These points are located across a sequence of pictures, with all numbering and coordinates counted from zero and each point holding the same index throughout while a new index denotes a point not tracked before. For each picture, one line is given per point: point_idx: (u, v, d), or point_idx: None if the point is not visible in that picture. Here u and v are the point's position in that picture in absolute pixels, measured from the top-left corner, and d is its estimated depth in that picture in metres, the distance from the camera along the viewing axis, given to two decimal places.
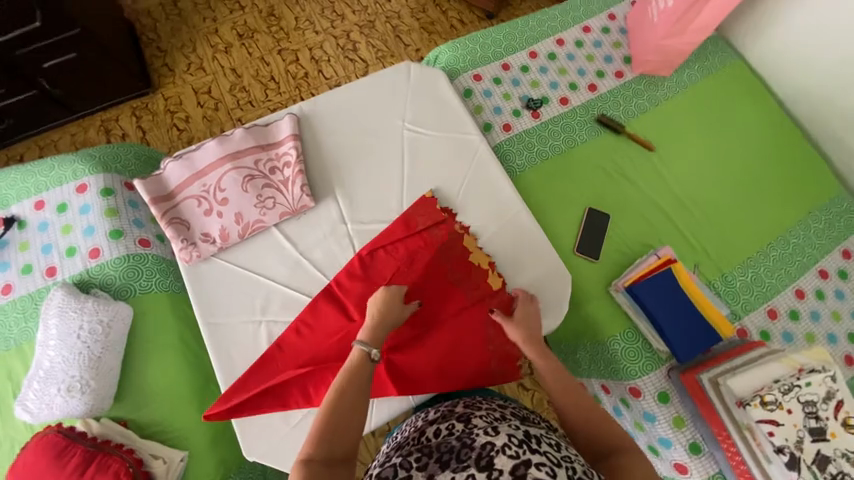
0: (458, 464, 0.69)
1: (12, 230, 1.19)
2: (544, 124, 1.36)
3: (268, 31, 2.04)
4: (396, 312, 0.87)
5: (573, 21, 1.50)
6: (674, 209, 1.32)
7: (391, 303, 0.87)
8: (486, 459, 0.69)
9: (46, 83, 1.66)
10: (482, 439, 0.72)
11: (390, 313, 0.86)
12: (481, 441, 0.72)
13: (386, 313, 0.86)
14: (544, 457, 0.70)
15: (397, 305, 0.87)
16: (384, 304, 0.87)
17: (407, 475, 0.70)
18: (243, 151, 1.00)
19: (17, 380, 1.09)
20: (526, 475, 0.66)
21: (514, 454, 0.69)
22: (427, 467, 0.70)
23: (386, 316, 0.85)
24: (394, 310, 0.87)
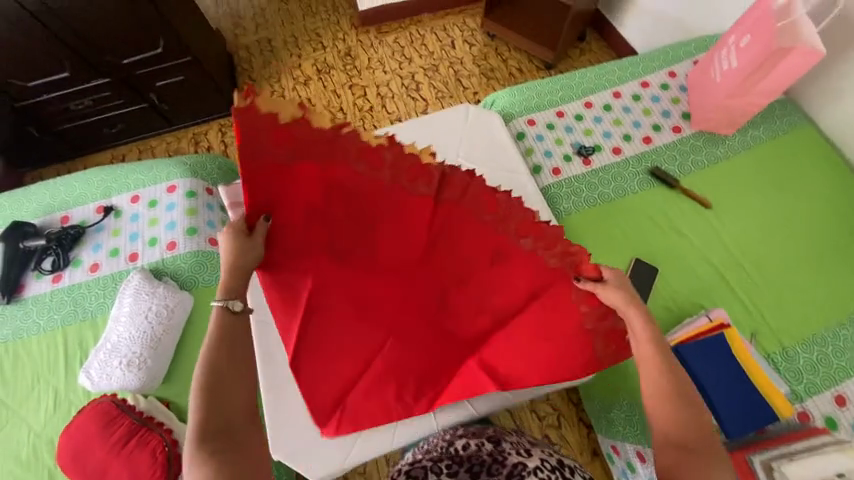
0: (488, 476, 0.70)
1: (110, 217, 1.39)
2: (595, 171, 1.38)
3: (343, 68, 2.28)
4: (245, 251, 0.81)
5: (631, 76, 1.54)
6: (729, 270, 1.26)
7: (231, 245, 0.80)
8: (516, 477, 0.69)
9: (155, 98, 1.96)
10: (514, 458, 0.73)
11: (237, 253, 0.80)
12: (513, 460, 0.72)
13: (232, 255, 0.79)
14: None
15: (239, 244, 0.81)
16: (233, 245, 0.80)
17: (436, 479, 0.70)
18: None
19: (87, 348, 1.22)
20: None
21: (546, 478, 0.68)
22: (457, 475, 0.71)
23: (233, 257, 0.79)
24: (239, 249, 0.80)
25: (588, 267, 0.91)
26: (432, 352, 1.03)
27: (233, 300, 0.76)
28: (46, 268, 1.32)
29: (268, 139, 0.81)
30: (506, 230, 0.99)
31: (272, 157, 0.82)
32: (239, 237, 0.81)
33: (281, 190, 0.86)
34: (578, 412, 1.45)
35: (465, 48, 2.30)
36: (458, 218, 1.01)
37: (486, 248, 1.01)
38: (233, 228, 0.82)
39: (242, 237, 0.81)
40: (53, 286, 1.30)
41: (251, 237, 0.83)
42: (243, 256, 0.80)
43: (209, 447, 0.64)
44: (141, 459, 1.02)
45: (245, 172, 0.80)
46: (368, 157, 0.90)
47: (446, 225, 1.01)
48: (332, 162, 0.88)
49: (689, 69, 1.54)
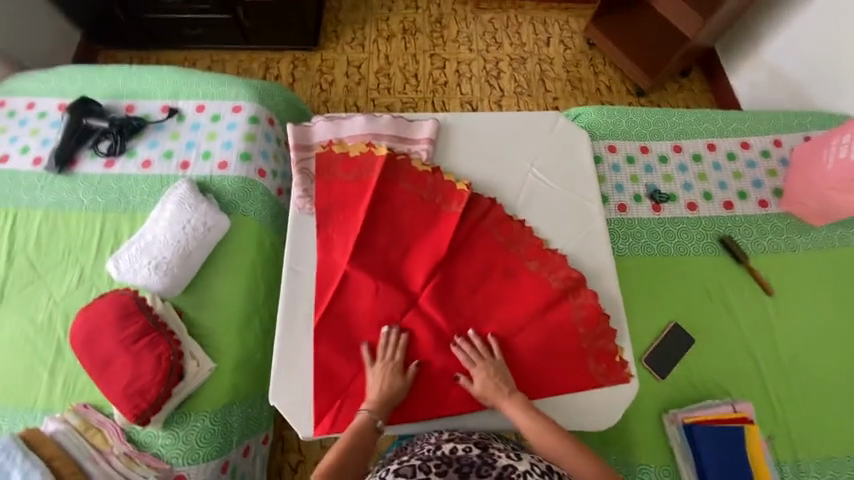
0: None
1: (172, 120, 1.39)
2: (662, 220, 1.30)
3: (429, 34, 2.19)
4: (393, 384, 0.84)
5: (733, 132, 1.41)
6: (768, 364, 1.18)
7: (384, 373, 0.85)
8: None
9: (241, 13, 1.95)
10: (504, 460, 0.68)
11: (389, 383, 0.84)
12: (503, 462, 0.68)
13: (382, 384, 0.84)
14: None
15: (393, 377, 0.85)
16: (383, 372, 0.85)
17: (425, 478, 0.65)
18: (382, 135, 1.04)
19: (120, 239, 1.26)
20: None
21: None
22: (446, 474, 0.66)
23: (384, 385, 0.84)
24: (391, 380, 0.84)
25: (587, 293, 0.92)
26: (433, 339, 0.90)
27: (375, 420, 0.82)
28: (102, 150, 1.35)
29: (338, 168, 1.00)
30: (521, 245, 0.96)
31: (340, 177, 0.98)
32: (393, 369, 0.85)
33: (339, 199, 0.97)
34: None
35: (559, 49, 2.16)
36: (486, 226, 0.97)
37: (504, 260, 0.95)
38: (384, 356, 0.87)
39: (397, 370, 0.85)
40: (104, 170, 1.33)
41: (405, 376, 0.86)
42: (391, 386, 0.84)
43: None
44: (146, 360, 1.06)
45: (320, 184, 0.98)
46: (414, 177, 0.99)
47: (468, 223, 0.97)
48: (382, 177, 0.98)
49: (798, 143, 1.40)
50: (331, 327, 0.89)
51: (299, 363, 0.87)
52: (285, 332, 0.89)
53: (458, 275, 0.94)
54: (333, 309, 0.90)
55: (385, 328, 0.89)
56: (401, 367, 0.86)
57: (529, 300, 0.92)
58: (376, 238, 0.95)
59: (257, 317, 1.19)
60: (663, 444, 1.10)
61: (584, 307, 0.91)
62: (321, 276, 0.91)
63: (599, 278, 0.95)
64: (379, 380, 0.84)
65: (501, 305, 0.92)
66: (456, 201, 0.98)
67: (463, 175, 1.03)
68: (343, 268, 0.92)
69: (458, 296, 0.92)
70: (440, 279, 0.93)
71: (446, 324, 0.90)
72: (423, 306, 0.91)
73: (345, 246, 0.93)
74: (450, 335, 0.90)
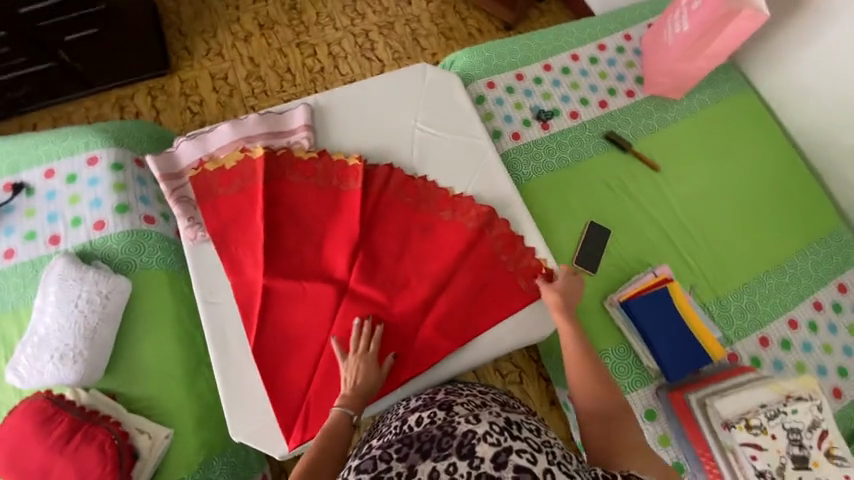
0: (439, 453, 0.64)
1: (20, 196, 1.21)
2: (553, 136, 1.38)
3: (288, 24, 2.07)
4: (368, 377, 0.82)
5: (589, 38, 1.52)
6: (674, 229, 1.33)
7: (358, 367, 0.82)
8: (467, 448, 0.63)
9: (67, 56, 1.73)
10: (463, 427, 0.66)
11: (363, 375, 0.81)
12: (462, 429, 0.65)
13: (356, 378, 0.81)
14: (526, 443, 0.64)
15: (367, 371, 0.82)
16: (356, 364, 0.82)
17: (387, 467, 0.64)
18: (254, 136, 0.98)
19: (10, 344, 1.09)
20: (507, 463, 0.61)
21: (496, 442, 0.63)
22: (407, 457, 0.65)
23: (356, 379, 0.81)
24: (365, 374, 0.82)
25: (500, 223, 0.97)
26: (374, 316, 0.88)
27: (351, 414, 0.77)
28: None
29: (219, 185, 0.94)
30: (428, 200, 0.98)
31: (224, 193, 0.92)
32: (366, 363, 0.83)
33: (231, 216, 0.91)
34: (537, 367, 1.47)
35: (422, 4, 2.15)
36: (389, 194, 0.97)
37: (417, 219, 0.96)
38: (357, 348, 0.84)
39: (370, 363, 0.83)
40: None
41: (379, 370, 0.84)
42: (366, 380, 0.81)
43: None
44: (88, 455, 0.95)
45: (205, 207, 0.91)
46: (300, 168, 0.96)
47: (371, 196, 0.96)
48: (267, 180, 0.93)
49: (644, 31, 1.54)
50: (270, 343, 0.85)
51: (249, 391, 0.84)
52: (223, 366, 0.85)
53: (378, 248, 0.93)
54: (265, 326, 0.86)
55: (356, 320, 0.86)
56: (374, 360, 0.84)
57: (451, 247, 0.94)
58: (283, 241, 0.91)
59: (203, 367, 1.11)
60: (614, 328, 1.22)
61: (502, 236, 0.96)
62: (241, 298, 0.87)
63: (506, 205, 1.00)
64: (352, 374, 0.82)
65: (427, 262, 0.93)
66: (353, 178, 0.96)
67: (351, 150, 1.01)
68: (260, 282, 0.87)
69: (385, 267, 0.92)
70: (362, 258, 0.91)
71: (381, 298, 0.90)
72: (354, 289, 0.90)
73: (252, 259, 0.89)
74: (388, 306, 0.89)
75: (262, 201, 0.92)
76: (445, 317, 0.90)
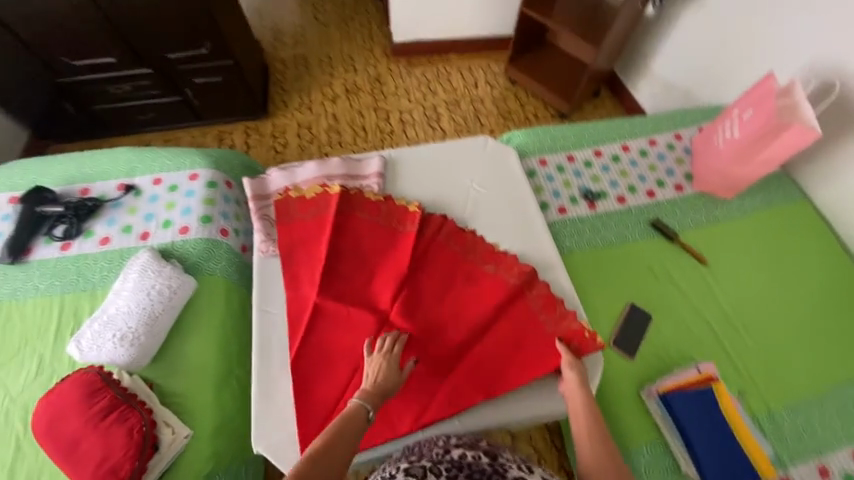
0: None
1: (129, 195, 1.43)
2: (599, 216, 1.45)
3: (370, 91, 2.42)
4: (388, 377, 0.83)
5: (641, 133, 1.64)
6: (720, 326, 1.28)
7: (381, 366, 0.84)
8: None
9: (191, 94, 2.09)
10: (516, 472, 0.70)
11: (384, 375, 0.83)
12: (513, 474, 0.70)
13: (376, 376, 0.83)
14: None
15: (388, 372, 0.84)
16: (379, 364, 0.85)
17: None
18: (334, 175, 1.14)
19: (80, 319, 1.22)
20: None
21: None
22: None
23: (376, 377, 0.83)
24: (385, 373, 0.84)
25: (541, 284, 0.99)
26: (408, 352, 0.91)
27: (367, 409, 0.79)
28: (57, 235, 1.35)
29: (296, 210, 1.07)
30: (474, 251, 1.04)
31: (298, 218, 1.06)
32: (389, 364, 0.85)
33: (300, 237, 1.03)
34: (560, 458, 1.35)
35: (487, 89, 2.44)
36: (440, 241, 1.05)
37: (462, 268, 1.02)
38: (381, 349, 0.87)
39: (392, 365, 0.85)
40: (61, 253, 1.33)
41: (399, 372, 0.85)
42: (385, 379, 0.83)
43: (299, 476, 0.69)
44: (116, 436, 1.00)
45: (281, 227, 1.04)
46: (368, 206, 1.08)
47: (423, 240, 1.05)
48: (337, 211, 1.06)
49: (695, 134, 1.64)
50: (308, 359, 0.90)
51: (279, 402, 0.88)
52: (262, 372, 0.91)
53: (422, 288, 0.99)
54: (307, 342, 0.92)
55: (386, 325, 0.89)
56: (397, 362, 0.85)
57: (491, 299, 0.98)
58: (339, 268, 1.00)
59: (234, 375, 1.16)
60: (649, 421, 1.14)
61: (541, 297, 0.98)
62: (292, 312, 0.95)
63: (549, 269, 1.05)
64: (374, 371, 0.84)
65: (466, 310, 0.97)
66: (410, 221, 1.07)
67: (413, 199, 1.13)
68: (312, 300, 0.95)
69: (424, 307, 0.97)
70: (405, 294, 0.97)
71: (418, 336, 0.93)
72: (393, 322, 0.94)
73: (309, 279, 0.98)
74: (423, 345, 0.92)
75: (328, 229, 1.03)
76: (476, 366, 0.90)
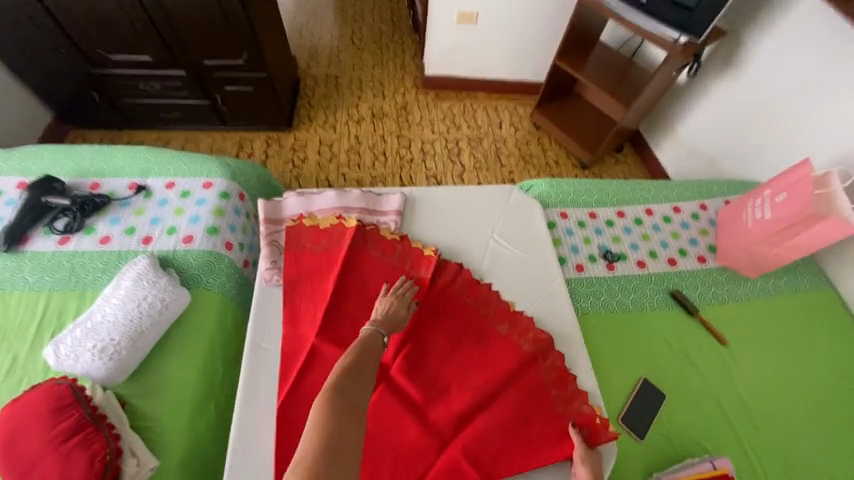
0: None
1: (139, 196, 1.40)
2: (617, 278, 1.39)
3: (395, 118, 2.43)
4: (398, 312, 0.88)
5: (665, 198, 1.61)
6: (739, 416, 1.19)
7: (392, 301, 0.90)
8: None
9: (219, 100, 2.10)
10: None
11: (394, 311, 0.88)
12: None
13: (387, 310, 0.88)
14: None
15: (399, 307, 0.89)
16: (390, 301, 0.90)
17: None
18: (351, 208, 1.10)
19: (63, 321, 1.16)
20: None
21: None
22: None
23: (387, 310, 0.88)
24: (395, 309, 0.89)
25: (555, 355, 0.93)
26: (406, 414, 0.83)
27: (379, 334, 0.82)
28: (58, 227, 1.31)
29: (308, 239, 1.03)
30: (487, 308, 0.98)
31: (309, 248, 1.01)
32: (400, 301, 0.90)
33: (308, 270, 0.98)
34: None
35: (511, 130, 2.44)
36: (453, 292, 0.99)
37: (473, 324, 0.96)
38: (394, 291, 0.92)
39: (403, 303, 0.90)
40: (58, 247, 1.28)
41: (408, 310, 0.90)
42: (395, 313, 0.88)
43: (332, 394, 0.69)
44: (76, 463, 0.87)
45: (289, 255, 0.99)
46: (382, 245, 1.03)
47: (436, 289, 0.99)
48: (349, 247, 1.01)
49: (720, 206, 1.61)
50: (296, 408, 0.81)
51: (255, 453, 0.78)
52: (243, 415, 0.82)
53: (429, 342, 0.92)
54: (299, 386, 0.84)
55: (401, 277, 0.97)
56: (406, 302, 0.91)
57: (501, 365, 0.91)
58: (344, 307, 0.94)
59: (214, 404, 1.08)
60: None
61: (555, 369, 0.91)
62: (287, 350, 0.88)
63: (565, 338, 0.98)
64: (384, 305, 0.89)
65: (473, 372, 0.89)
66: (424, 266, 1.01)
67: (430, 241, 1.08)
68: (310, 341, 0.89)
69: (429, 364, 0.90)
70: (411, 347, 0.91)
71: (418, 396, 0.86)
72: (394, 376, 0.88)
73: (311, 316, 0.92)
74: (423, 408, 0.85)
75: (339, 264, 0.98)
76: (478, 440, 0.82)
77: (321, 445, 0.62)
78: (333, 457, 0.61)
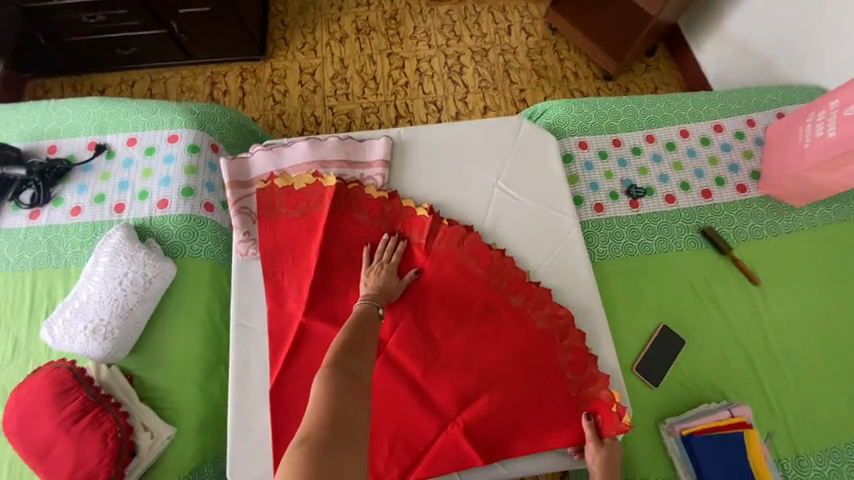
0: None
1: (101, 157, 1.25)
2: (640, 217, 1.23)
3: (384, 33, 2.06)
4: (388, 283, 0.82)
5: (706, 115, 1.35)
6: (761, 357, 1.13)
7: (380, 271, 0.83)
8: None
9: (175, 27, 1.78)
10: None
11: (383, 281, 0.82)
12: None
13: (376, 281, 0.82)
14: None
15: (389, 276, 0.83)
16: (377, 271, 0.83)
17: None
18: (329, 162, 0.94)
19: (55, 299, 1.12)
20: None
21: None
22: None
23: (377, 283, 0.82)
24: (385, 279, 0.83)
25: (575, 333, 0.85)
26: (411, 394, 0.80)
27: (375, 308, 0.77)
28: (24, 201, 1.21)
29: (283, 204, 0.90)
30: (498, 278, 0.88)
31: (284, 214, 0.89)
32: (388, 271, 0.83)
33: (286, 240, 0.88)
34: None
35: (521, 37, 2.06)
36: (459, 262, 0.88)
37: (482, 296, 0.87)
38: (380, 259, 0.85)
39: (391, 272, 0.84)
40: (29, 222, 1.19)
41: (399, 280, 0.84)
42: (386, 284, 0.82)
43: (331, 374, 0.62)
44: (90, 442, 0.91)
45: (265, 223, 0.88)
46: (369, 206, 0.90)
47: (434, 255, 0.88)
48: (332, 210, 0.89)
49: (772, 121, 1.35)
50: (292, 389, 0.79)
51: (255, 431, 0.78)
52: (239, 397, 0.80)
53: (430, 316, 0.85)
54: (290, 367, 0.80)
55: (383, 235, 0.88)
56: (395, 269, 0.84)
57: (515, 344, 0.84)
58: (332, 281, 0.85)
59: (218, 372, 1.07)
60: (664, 457, 1.03)
61: (573, 350, 0.83)
62: (274, 330, 0.82)
63: (579, 300, 0.89)
64: (372, 278, 0.82)
65: (484, 352, 0.83)
66: (418, 229, 0.89)
67: (423, 198, 0.94)
68: (298, 320, 0.83)
69: (435, 343, 0.83)
70: (410, 321, 0.84)
71: (426, 378, 0.81)
72: (391, 353, 0.82)
73: (296, 292, 0.85)
74: (425, 386, 0.81)
75: (322, 234, 0.87)
76: (482, 420, 0.79)
77: (323, 421, 0.56)
78: (337, 433, 0.55)
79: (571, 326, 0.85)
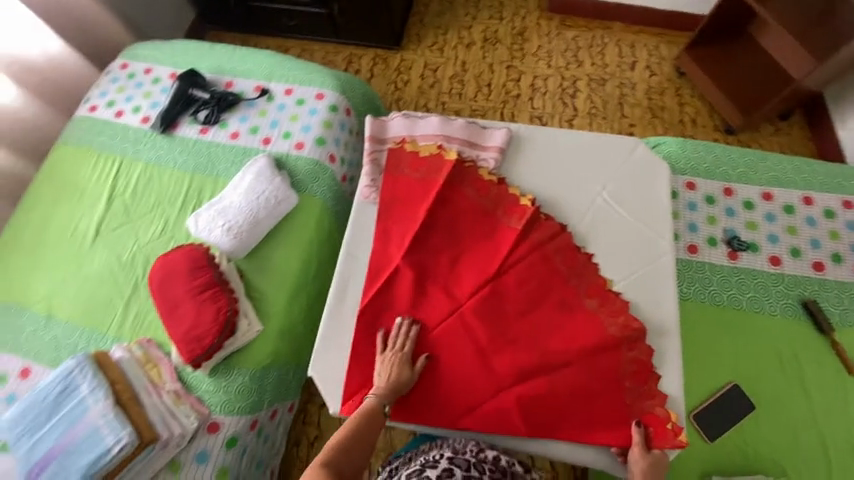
0: None
1: (262, 98, 1.52)
2: (737, 270, 1.19)
3: (509, 46, 2.19)
4: (401, 374, 0.85)
5: (837, 187, 1.26)
6: (842, 451, 1.03)
7: (393, 362, 0.86)
8: None
9: (335, 9, 2.08)
10: None
11: (397, 371, 0.85)
12: None
13: (389, 374, 0.85)
14: None
15: (400, 369, 0.86)
16: (391, 360, 0.86)
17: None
18: (454, 138, 1.07)
19: (201, 200, 1.39)
20: None
21: None
22: None
23: (390, 374, 0.85)
24: (399, 370, 0.86)
25: (643, 347, 0.87)
26: (474, 353, 0.88)
27: (384, 406, 0.83)
28: (199, 118, 1.51)
29: (407, 165, 1.05)
30: (580, 278, 0.93)
31: (405, 174, 1.03)
32: (400, 362, 0.86)
33: (402, 195, 1.02)
34: None
35: (644, 74, 2.05)
36: (547, 253, 0.95)
37: (561, 289, 0.92)
38: (394, 344, 0.88)
39: (403, 362, 0.87)
40: (199, 135, 1.48)
41: (412, 369, 0.87)
42: (398, 376, 0.85)
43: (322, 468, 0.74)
44: (208, 310, 1.15)
45: (388, 177, 1.03)
46: (478, 184, 1.01)
47: (525, 241, 0.96)
48: (446, 180, 1.01)
49: None
50: (376, 316, 0.92)
51: (337, 341, 0.92)
52: (333, 310, 0.95)
53: (508, 293, 0.92)
54: (379, 298, 0.93)
55: (398, 319, 0.91)
56: (407, 358, 0.87)
57: (582, 340, 0.88)
58: (432, 238, 0.97)
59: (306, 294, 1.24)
60: None
61: (638, 362, 0.86)
62: (375, 264, 0.96)
63: (656, 320, 0.90)
64: (386, 367, 0.86)
65: (550, 338, 0.89)
66: (517, 215, 0.98)
67: (528, 189, 1.03)
68: (396, 261, 0.95)
69: (507, 318, 0.91)
70: (489, 291, 0.92)
71: (491, 344, 0.89)
72: (466, 313, 0.91)
73: (400, 240, 0.98)
74: (488, 351, 0.88)
75: (433, 197, 1.00)
76: (534, 397, 0.84)
77: None
78: None
79: (641, 340, 0.87)
